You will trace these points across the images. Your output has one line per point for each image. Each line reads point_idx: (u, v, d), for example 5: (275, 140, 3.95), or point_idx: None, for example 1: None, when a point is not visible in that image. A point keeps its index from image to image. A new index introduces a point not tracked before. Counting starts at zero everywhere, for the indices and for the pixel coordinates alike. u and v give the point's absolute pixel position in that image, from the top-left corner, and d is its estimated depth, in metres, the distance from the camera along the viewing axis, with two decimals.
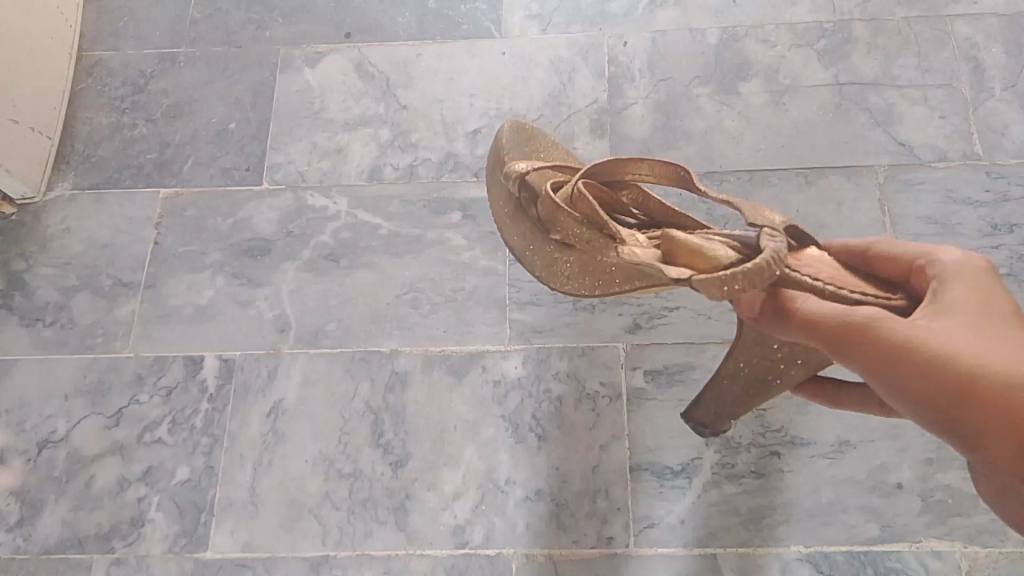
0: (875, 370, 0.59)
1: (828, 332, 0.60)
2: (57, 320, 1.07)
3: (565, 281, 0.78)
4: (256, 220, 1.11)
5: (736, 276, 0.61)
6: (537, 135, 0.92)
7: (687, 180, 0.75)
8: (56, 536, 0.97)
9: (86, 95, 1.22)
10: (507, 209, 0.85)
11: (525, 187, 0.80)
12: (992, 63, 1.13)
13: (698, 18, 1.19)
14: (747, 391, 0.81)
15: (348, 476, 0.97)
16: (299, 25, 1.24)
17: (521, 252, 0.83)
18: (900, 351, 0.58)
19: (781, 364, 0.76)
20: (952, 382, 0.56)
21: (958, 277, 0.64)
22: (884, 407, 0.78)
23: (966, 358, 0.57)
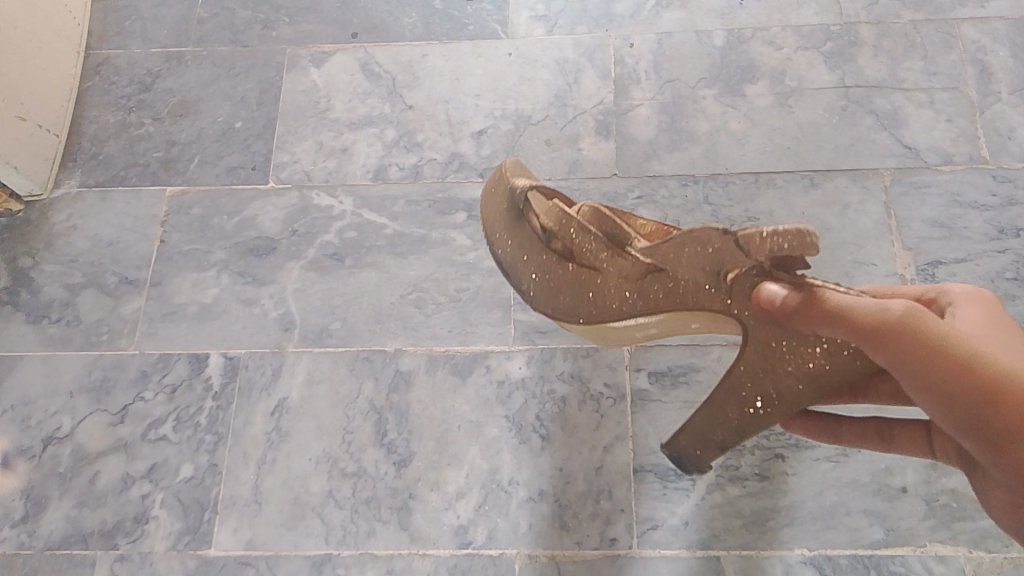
0: (910, 366, 0.55)
1: (860, 324, 0.56)
2: (62, 317, 1.08)
3: (550, 299, 0.79)
4: (261, 219, 1.11)
5: (789, 233, 0.57)
6: (536, 170, 0.84)
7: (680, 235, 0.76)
8: (59, 532, 0.97)
9: (92, 93, 1.22)
10: (504, 227, 0.81)
11: (529, 205, 0.77)
12: (999, 66, 1.13)
13: (704, 20, 1.19)
14: (747, 412, 0.72)
15: (351, 475, 0.97)
16: (306, 25, 1.24)
17: (510, 265, 0.82)
18: (936, 345, 0.54)
19: (786, 379, 0.67)
20: (989, 379, 0.53)
21: (970, 303, 0.65)
22: (882, 440, 0.78)
23: (998, 357, 0.55)
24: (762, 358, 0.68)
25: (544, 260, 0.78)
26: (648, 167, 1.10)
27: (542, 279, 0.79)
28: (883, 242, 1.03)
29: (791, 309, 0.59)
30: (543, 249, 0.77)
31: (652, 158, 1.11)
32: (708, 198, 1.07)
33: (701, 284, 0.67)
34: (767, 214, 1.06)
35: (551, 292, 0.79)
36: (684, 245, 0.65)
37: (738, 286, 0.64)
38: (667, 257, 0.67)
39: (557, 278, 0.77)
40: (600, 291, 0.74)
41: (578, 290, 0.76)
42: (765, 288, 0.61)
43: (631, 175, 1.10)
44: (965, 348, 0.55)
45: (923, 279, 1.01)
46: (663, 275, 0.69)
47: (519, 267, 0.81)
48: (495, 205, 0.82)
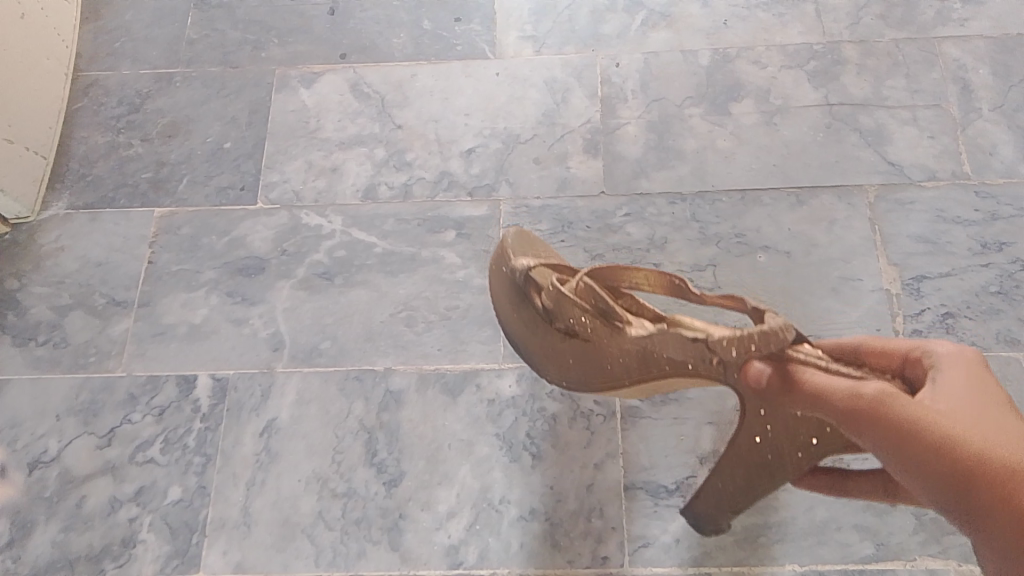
0: (883, 449, 0.52)
1: (837, 407, 0.55)
2: (50, 339, 1.07)
3: (561, 370, 0.81)
4: (251, 238, 1.11)
5: (753, 333, 0.59)
6: (540, 242, 0.90)
7: (683, 289, 0.69)
8: (45, 557, 0.95)
9: (82, 114, 1.22)
10: (513, 301, 0.84)
11: (531, 284, 0.80)
12: (980, 84, 1.14)
13: (690, 40, 1.21)
14: (752, 477, 0.75)
15: (342, 496, 0.97)
16: (296, 45, 1.25)
17: (524, 339, 0.85)
18: (902, 423, 0.51)
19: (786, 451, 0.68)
20: (960, 461, 0.48)
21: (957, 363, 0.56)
22: (889, 495, 0.69)
23: (977, 435, 0.48)
24: (761, 431, 0.69)
25: (550, 334, 0.80)
26: (637, 185, 1.11)
27: (549, 351, 0.81)
28: (869, 258, 1.04)
29: (777, 391, 0.60)
30: (548, 324, 0.79)
31: (640, 176, 1.11)
32: (696, 216, 1.08)
33: (696, 363, 0.65)
34: (755, 231, 1.07)
35: (560, 365, 0.81)
36: (667, 338, 0.66)
37: (727, 370, 0.64)
38: (655, 342, 0.67)
39: (563, 351, 0.79)
40: (605, 363, 0.75)
41: (586, 362, 0.77)
42: (752, 367, 0.62)
43: (620, 193, 1.11)
44: (936, 425, 0.50)
45: (909, 294, 1.02)
46: (656, 357, 0.68)
47: (529, 337, 0.84)
48: (503, 280, 0.85)
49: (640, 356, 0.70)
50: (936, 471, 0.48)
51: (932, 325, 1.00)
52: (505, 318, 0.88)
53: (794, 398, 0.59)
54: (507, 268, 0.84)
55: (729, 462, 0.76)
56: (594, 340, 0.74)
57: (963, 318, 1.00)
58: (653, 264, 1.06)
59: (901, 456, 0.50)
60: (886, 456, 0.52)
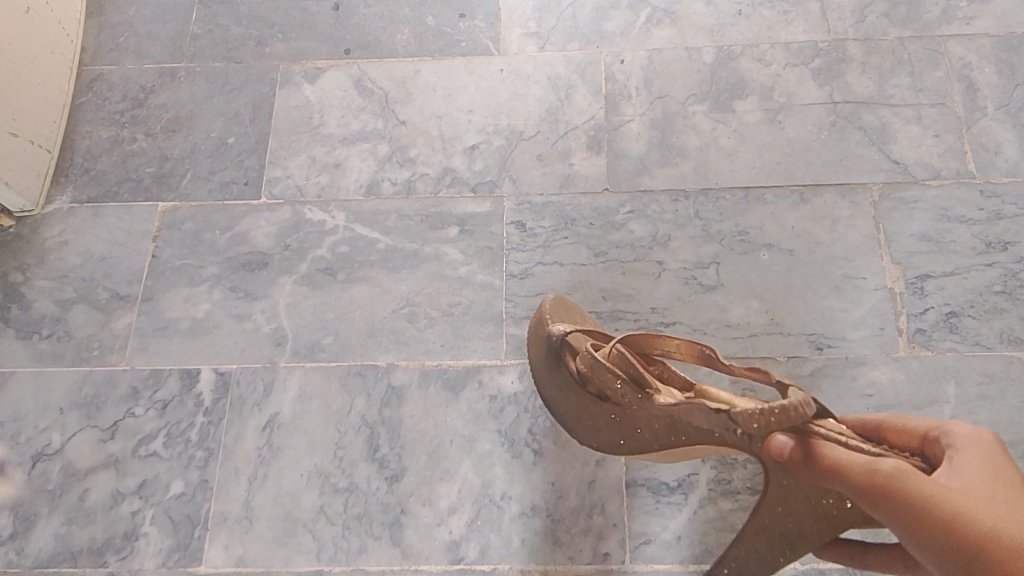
0: (901, 525, 0.55)
1: (856, 483, 0.57)
2: (54, 333, 1.07)
3: (590, 434, 0.81)
4: (254, 233, 1.11)
5: (774, 408, 0.60)
6: (575, 308, 0.92)
7: (713, 359, 0.69)
8: (48, 550, 0.96)
9: (86, 109, 1.23)
10: (544, 363, 0.84)
11: (565, 348, 0.81)
12: (985, 83, 1.14)
13: (693, 37, 1.21)
14: (772, 546, 0.74)
15: (343, 491, 0.97)
16: (299, 41, 1.25)
17: (553, 401, 0.86)
18: (920, 505, 0.54)
19: (806, 522, 0.68)
20: (970, 542, 0.52)
21: (969, 445, 0.59)
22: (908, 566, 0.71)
23: (987, 520, 0.53)
24: (784, 501, 0.69)
25: (579, 398, 0.81)
26: (639, 182, 1.11)
27: (579, 415, 0.82)
28: (872, 256, 1.04)
29: (798, 465, 0.61)
30: (579, 389, 0.80)
31: (643, 173, 1.11)
32: (699, 213, 1.08)
33: (722, 431, 0.66)
34: (758, 228, 1.07)
35: (589, 429, 0.81)
36: (692, 407, 0.67)
37: (752, 441, 0.65)
38: (681, 411, 0.68)
39: (592, 415, 0.80)
40: (634, 428, 0.75)
41: (615, 427, 0.78)
42: (775, 439, 0.63)
43: (622, 190, 1.11)
44: (949, 506, 0.54)
45: (912, 293, 1.02)
46: (684, 425, 0.69)
47: (560, 399, 0.83)
48: (537, 342, 0.86)
49: (668, 423, 0.71)
50: (948, 547, 0.53)
51: (935, 324, 1.00)
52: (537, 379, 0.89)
53: (816, 471, 0.60)
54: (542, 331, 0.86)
55: (751, 531, 0.75)
56: (622, 406, 0.75)
57: (966, 317, 1.00)
58: (656, 261, 1.06)
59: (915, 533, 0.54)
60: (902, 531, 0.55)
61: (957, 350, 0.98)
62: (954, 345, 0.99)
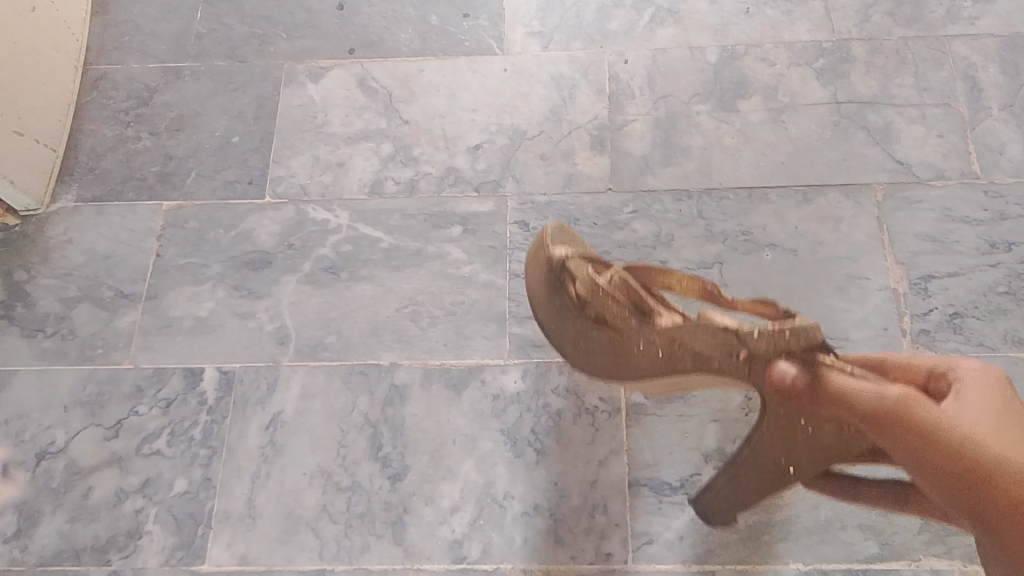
0: (905, 454, 0.51)
1: (863, 409, 0.55)
2: (58, 331, 1.08)
3: (592, 359, 0.84)
4: (257, 232, 1.12)
5: (786, 331, 0.59)
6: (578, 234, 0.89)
7: (715, 295, 0.72)
8: (52, 548, 0.96)
9: (90, 108, 1.23)
10: (546, 290, 0.85)
11: (566, 273, 0.80)
12: (990, 83, 1.14)
13: (697, 37, 1.21)
14: (769, 479, 0.76)
15: (346, 489, 0.97)
16: (303, 40, 1.25)
17: (555, 328, 0.88)
18: (925, 428, 0.50)
19: (805, 457, 0.69)
20: (973, 464, 0.46)
21: (983, 382, 0.54)
22: (899, 501, 0.68)
23: (995, 442, 0.47)
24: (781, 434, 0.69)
25: (581, 325, 0.82)
26: (642, 182, 1.11)
27: (580, 340, 0.84)
28: (876, 256, 1.04)
29: (803, 393, 0.59)
30: (581, 314, 0.81)
31: (646, 173, 1.11)
32: (703, 213, 1.08)
33: (721, 360, 0.66)
34: (761, 228, 1.07)
35: (590, 353, 0.84)
36: (692, 330, 0.67)
37: (754, 368, 0.63)
38: (685, 334, 0.68)
39: (596, 341, 0.81)
40: (635, 354, 0.76)
41: (616, 353, 0.79)
42: (777, 368, 0.60)
43: (625, 189, 1.11)
44: (952, 429, 0.49)
45: (916, 293, 1.02)
46: (680, 350, 0.70)
47: (563, 326, 0.86)
48: (540, 269, 0.86)
49: (669, 347, 0.71)
50: (951, 472, 0.48)
51: (939, 324, 1.00)
52: (539, 308, 0.91)
53: (820, 401, 0.58)
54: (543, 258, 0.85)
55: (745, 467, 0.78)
56: (626, 330, 0.76)
57: (970, 318, 1.00)
58: (659, 260, 1.06)
59: (919, 460, 0.50)
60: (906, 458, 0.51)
61: (961, 350, 0.98)
62: (958, 346, 0.98)
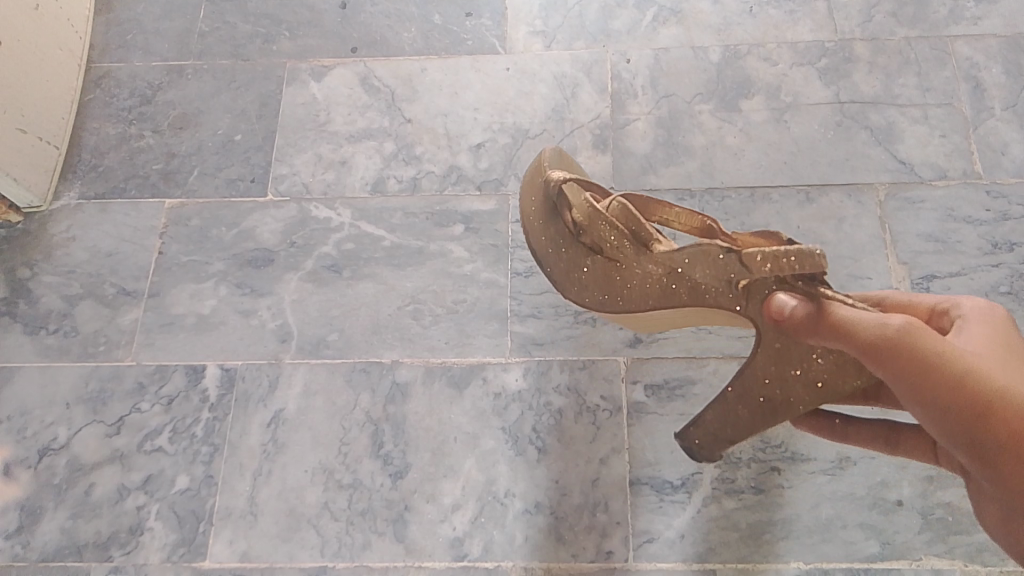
0: (903, 383, 0.55)
1: (863, 339, 0.57)
2: (60, 328, 1.08)
3: (579, 290, 0.80)
4: (260, 231, 1.12)
5: (790, 254, 0.60)
6: (575, 166, 0.88)
7: (715, 231, 0.76)
8: (54, 543, 0.96)
9: (94, 106, 1.23)
10: (539, 215, 0.83)
11: (563, 199, 0.79)
12: (993, 83, 1.14)
13: (700, 36, 1.21)
14: (757, 413, 0.72)
15: (348, 487, 0.97)
16: (306, 39, 1.25)
17: (543, 252, 0.83)
18: (930, 362, 0.54)
19: (793, 385, 0.68)
20: (981, 397, 0.53)
21: (975, 326, 0.63)
22: (888, 444, 0.76)
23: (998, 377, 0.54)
24: (773, 364, 0.69)
25: (573, 253, 0.80)
26: (645, 181, 1.11)
27: (570, 268, 0.81)
28: (878, 256, 1.04)
29: (802, 322, 0.61)
30: (573, 241, 0.79)
31: (648, 172, 1.11)
32: (705, 212, 1.08)
33: (722, 287, 0.68)
34: (763, 227, 1.07)
35: (579, 282, 0.80)
36: (698, 255, 0.68)
37: (752, 296, 0.66)
38: (686, 259, 0.69)
39: (584, 274, 0.79)
40: (625, 286, 0.76)
41: (605, 283, 0.77)
42: (777, 298, 0.63)
43: (627, 188, 1.11)
44: (960, 363, 0.54)
45: (918, 293, 1.02)
46: (681, 278, 0.71)
47: (551, 254, 0.82)
48: (534, 194, 0.84)
49: (665, 276, 0.72)
50: (956, 402, 0.53)
51: None
52: (528, 232, 0.85)
53: (822, 328, 0.60)
54: (541, 180, 0.83)
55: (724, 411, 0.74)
56: (620, 260, 0.75)
57: None
58: None
59: (921, 392, 0.54)
60: (902, 387, 0.55)
61: None
62: None
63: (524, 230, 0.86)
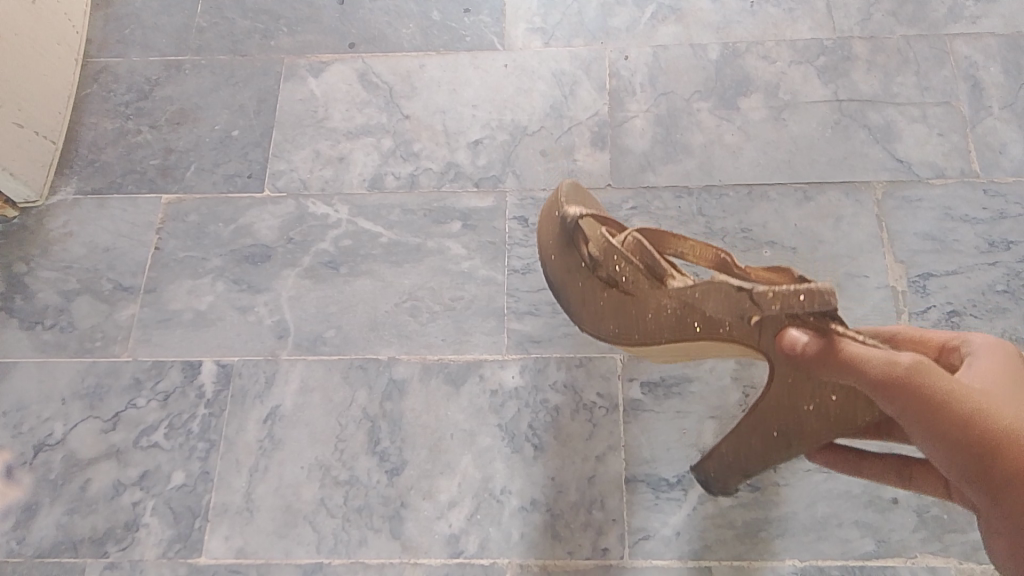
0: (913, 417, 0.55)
1: (872, 375, 0.57)
2: (57, 323, 1.08)
3: (596, 321, 0.81)
4: (258, 227, 1.12)
5: (800, 292, 0.61)
6: (591, 199, 0.88)
7: (729, 264, 0.76)
8: (50, 539, 0.96)
9: (91, 101, 1.23)
10: (554, 247, 0.83)
11: (579, 232, 0.79)
12: (991, 82, 1.14)
13: (699, 34, 1.21)
14: (769, 443, 0.76)
15: (344, 484, 0.97)
16: (304, 35, 1.25)
17: (560, 281, 0.84)
18: (938, 397, 0.54)
19: (806, 418, 0.70)
20: (991, 433, 0.52)
21: (992, 355, 0.62)
22: (901, 479, 0.75)
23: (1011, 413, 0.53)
24: (788, 397, 0.70)
25: (587, 285, 0.81)
26: (643, 178, 1.11)
27: (586, 299, 0.81)
28: (875, 255, 1.04)
29: (812, 357, 0.62)
30: (589, 274, 0.80)
31: (646, 169, 1.11)
32: (703, 210, 1.08)
33: (734, 321, 0.68)
34: (761, 226, 1.07)
35: (595, 314, 0.81)
36: (712, 290, 0.69)
37: (764, 330, 0.66)
38: (698, 294, 0.70)
39: (600, 304, 0.80)
40: (640, 317, 0.76)
41: (620, 315, 0.78)
42: (788, 333, 0.64)
43: (626, 186, 1.11)
44: (970, 399, 0.54)
45: (915, 292, 1.02)
46: (696, 310, 0.71)
47: (568, 285, 0.83)
48: (551, 227, 0.84)
49: (680, 308, 0.73)
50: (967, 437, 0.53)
51: (937, 323, 1.00)
52: (544, 262, 0.86)
53: (830, 364, 0.60)
54: (559, 214, 0.83)
55: (741, 437, 0.80)
56: (635, 292, 0.76)
57: (969, 317, 1.00)
58: None
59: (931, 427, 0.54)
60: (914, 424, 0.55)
61: None
62: None
63: (541, 258, 0.87)
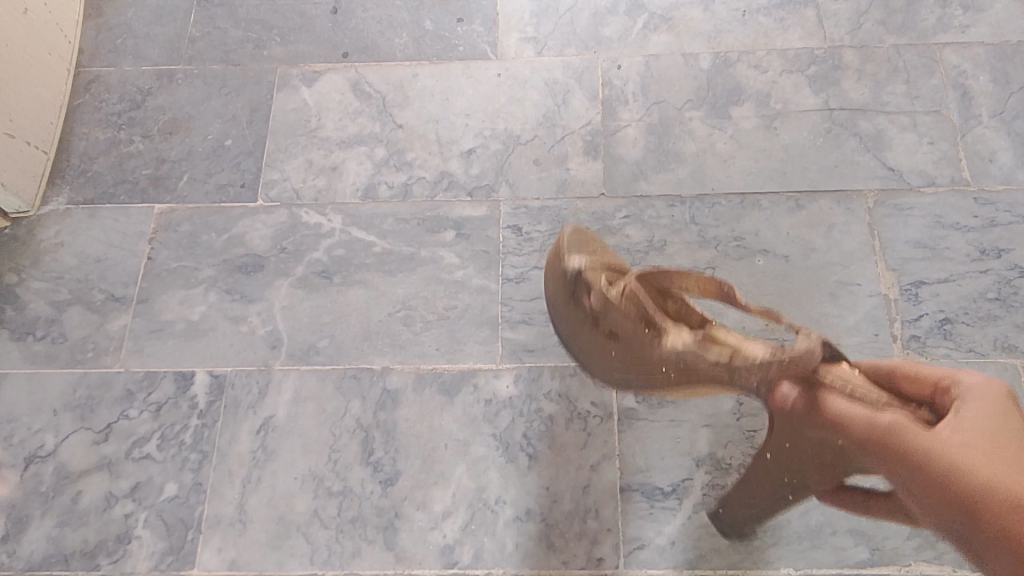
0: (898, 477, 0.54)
1: (857, 434, 0.58)
2: (48, 334, 1.07)
3: (606, 369, 0.84)
4: (250, 236, 1.11)
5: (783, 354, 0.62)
6: (597, 241, 0.91)
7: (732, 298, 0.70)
8: (40, 552, 0.95)
9: (83, 111, 1.23)
10: (560, 298, 0.87)
11: (581, 283, 0.81)
12: (980, 91, 1.15)
13: (690, 43, 1.21)
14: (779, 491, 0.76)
15: (337, 494, 0.97)
16: (297, 45, 1.25)
17: (571, 332, 0.87)
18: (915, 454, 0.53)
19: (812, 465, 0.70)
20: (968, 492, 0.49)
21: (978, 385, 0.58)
22: None
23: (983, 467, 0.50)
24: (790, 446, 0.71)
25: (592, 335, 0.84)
26: (636, 187, 1.11)
27: (594, 349, 0.85)
28: (867, 263, 1.05)
29: (801, 412, 0.63)
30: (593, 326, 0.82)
31: (639, 178, 1.12)
32: (695, 219, 1.09)
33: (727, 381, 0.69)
34: (753, 234, 1.07)
35: (603, 363, 0.84)
36: (698, 355, 0.69)
37: (759, 388, 0.67)
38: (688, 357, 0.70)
39: (606, 353, 0.82)
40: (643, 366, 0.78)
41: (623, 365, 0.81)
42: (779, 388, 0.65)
43: (618, 195, 1.11)
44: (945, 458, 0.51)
45: (906, 299, 1.02)
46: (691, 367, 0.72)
47: (578, 335, 0.86)
48: (557, 276, 0.88)
49: (677, 365, 0.72)
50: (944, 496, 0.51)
51: (929, 330, 1.01)
52: (555, 311, 0.90)
53: (817, 418, 0.62)
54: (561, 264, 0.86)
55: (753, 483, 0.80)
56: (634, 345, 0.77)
57: (960, 323, 1.01)
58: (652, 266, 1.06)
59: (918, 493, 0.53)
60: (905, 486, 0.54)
61: (951, 357, 0.99)
62: (948, 352, 0.99)
63: (552, 304, 0.91)
